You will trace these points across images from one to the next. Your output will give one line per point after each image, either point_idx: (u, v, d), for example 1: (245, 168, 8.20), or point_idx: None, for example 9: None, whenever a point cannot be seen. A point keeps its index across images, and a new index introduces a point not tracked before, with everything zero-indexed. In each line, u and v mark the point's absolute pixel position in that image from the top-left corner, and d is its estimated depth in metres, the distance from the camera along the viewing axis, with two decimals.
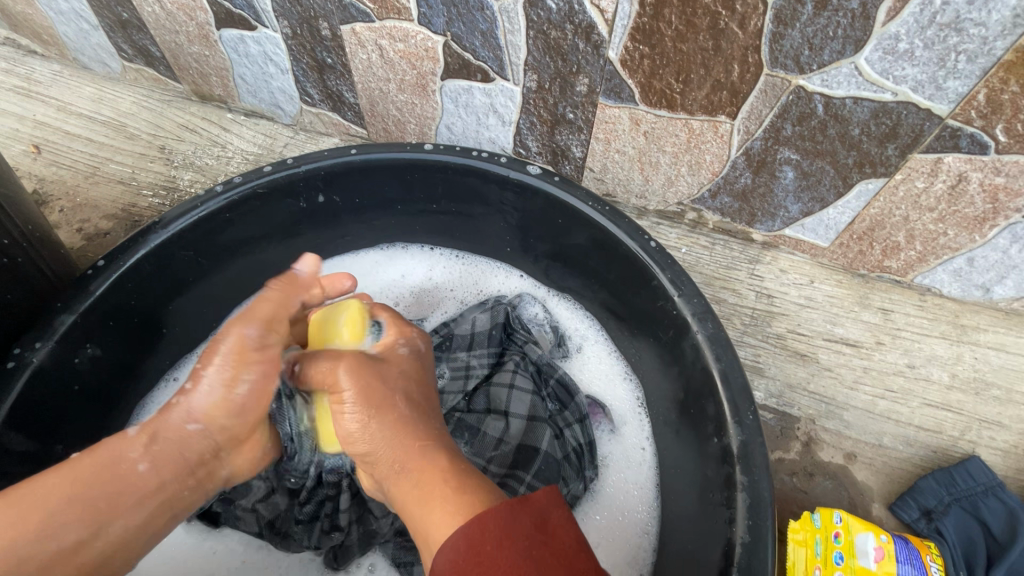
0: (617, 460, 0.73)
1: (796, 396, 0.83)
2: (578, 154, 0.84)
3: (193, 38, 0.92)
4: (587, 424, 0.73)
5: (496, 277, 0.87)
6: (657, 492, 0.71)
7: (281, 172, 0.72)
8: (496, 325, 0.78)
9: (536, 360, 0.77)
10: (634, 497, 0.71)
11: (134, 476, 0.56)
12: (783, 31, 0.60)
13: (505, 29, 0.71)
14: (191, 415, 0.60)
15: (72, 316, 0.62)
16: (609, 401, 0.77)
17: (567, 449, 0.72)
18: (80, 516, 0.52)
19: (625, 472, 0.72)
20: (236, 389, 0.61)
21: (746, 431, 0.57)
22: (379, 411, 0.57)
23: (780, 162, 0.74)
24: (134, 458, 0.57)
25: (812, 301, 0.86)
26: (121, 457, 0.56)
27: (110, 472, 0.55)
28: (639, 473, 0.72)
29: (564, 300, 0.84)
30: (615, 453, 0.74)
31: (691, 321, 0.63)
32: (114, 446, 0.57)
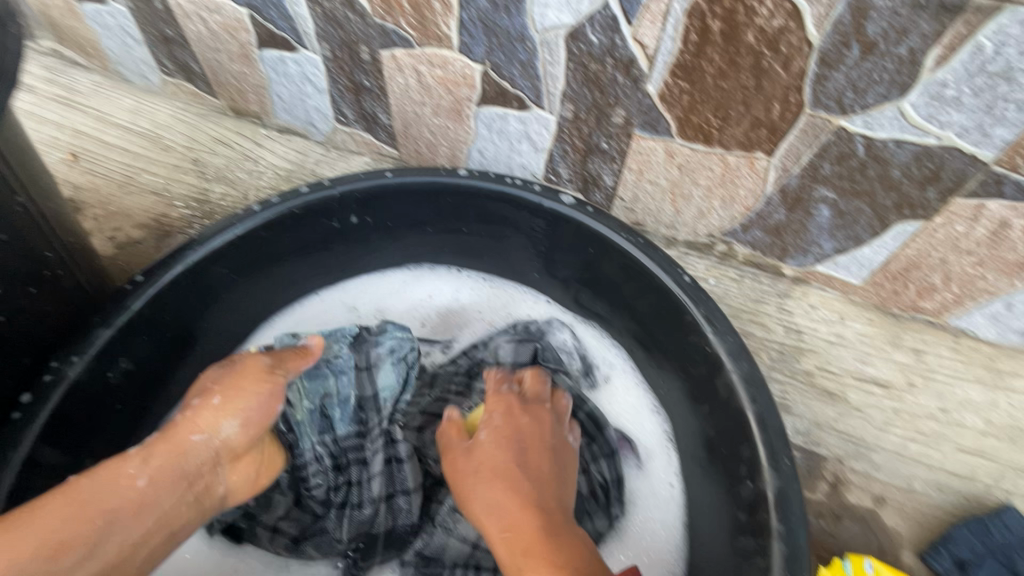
0: (643, 497, 0.72)
1: (824, 435, 0.82)
2: (609, 184, 0.85)
3: (234, 57, 0.94)
4: (615, 459, 0.71)
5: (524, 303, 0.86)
6: (683, 533, 0.70)
7: (317, 193, 0.73)
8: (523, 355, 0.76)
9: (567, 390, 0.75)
10: (660, 537, 0.70)
11: (132, 491, 0.52)
12: (827, 73, 0.60)
13: (545, 60, 0.71)
14: (196, 425, 0.60)
15: (109, 330, 0.62)
16: (636, 435, 0.76)
17: (593, 486, 0.69)
18: (74, 531, 0.47)
19: (651, 508, 0.71)
20: (235, 411, 0.62)
21: (782, 476, 0.56)
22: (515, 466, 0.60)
23: (816, 200, 0.73)
24: (133, 474, 0.54)
25: (843, 338, 0.85)
26: (121, 473, 0.53)
27: (113, 483, 0.52)
28: (666, 512, 0.71)
29: (592, 329, 0.83)
30: (642, 490, 0.72)
31: (725, 360, 0.62)
32: (112, 465, 0.53)
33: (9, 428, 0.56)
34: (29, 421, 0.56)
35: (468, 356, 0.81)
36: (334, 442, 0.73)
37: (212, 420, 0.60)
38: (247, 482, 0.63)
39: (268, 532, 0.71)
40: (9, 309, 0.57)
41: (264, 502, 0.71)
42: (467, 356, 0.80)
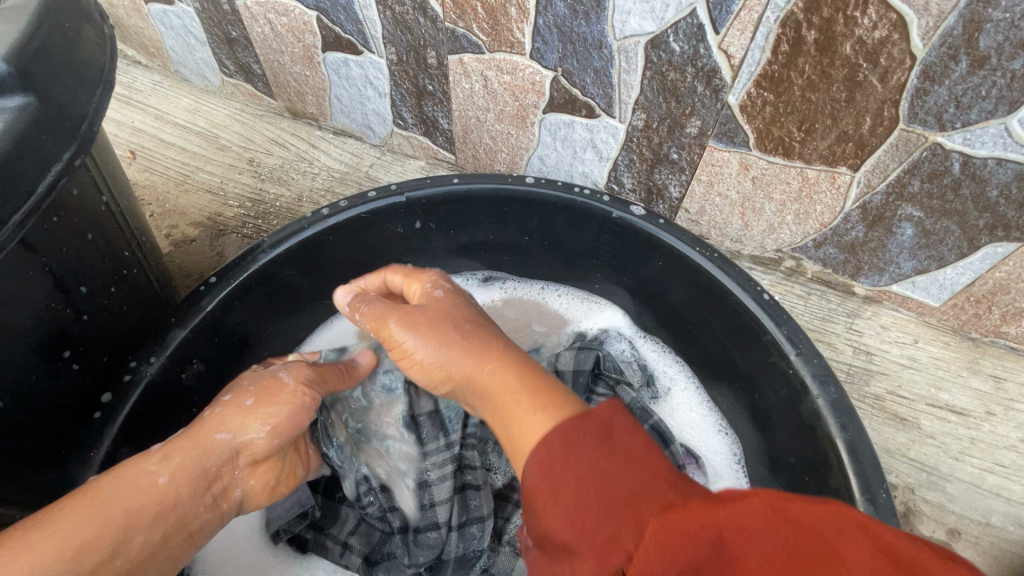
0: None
1: (894, 462, 0.78)
2: (675, 195, 0.82)
3: (297, 59, 0.94)
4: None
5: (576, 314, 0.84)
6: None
7: (385, 198, 0.72)
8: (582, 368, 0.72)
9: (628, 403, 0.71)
10: None
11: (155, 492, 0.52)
12: (929, 88, 0.57)
13: (621, 68, 0.70)
14: (222, 424, 0.58)
15: (184, 331, 0.62)
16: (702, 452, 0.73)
17: None
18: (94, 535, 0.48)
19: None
20: (252, 425, 0.58)
21: (880, 511, 0.52)
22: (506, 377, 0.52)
23: (900, 219, 0.70)
24: (154, 471, 0.53)
25: (916, 362, 0.82)
26: (142, 471, 0.52)
27: (137, 486, 0.51)
28: None
29: (651, 343, 0.81)
30: None
31: (811, 384, 0.60)
32: (136, 462, 0.53)
33: (90, 427, 0.56)
34: (110, 420, 0.56)
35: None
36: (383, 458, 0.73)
37: (236, 420, 0.58)
38: (268, 484, 0.61)
39: (336, 546, 0.69)
40: (93, 309, 0.57)
41: (330, 511, 0.72)
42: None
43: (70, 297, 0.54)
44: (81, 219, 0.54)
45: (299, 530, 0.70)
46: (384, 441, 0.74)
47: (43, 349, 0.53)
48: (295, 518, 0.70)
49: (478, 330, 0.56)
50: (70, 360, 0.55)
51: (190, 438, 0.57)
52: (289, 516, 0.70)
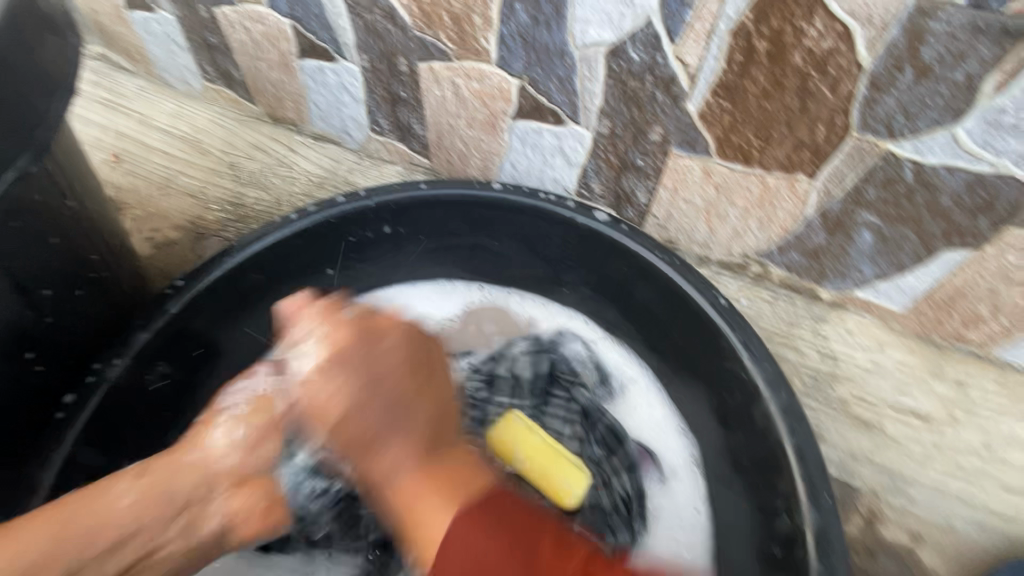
0: (665, 515, 0.70)
1: (858, 466, 0.79)
2: (643, 200, 0.83)
3: (275, 65, 0.96)
4: (635, 474, 0.71)
5: (544, 316, 0.83)
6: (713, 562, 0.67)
7: (353, 203, 0.73)
8: (538, 373, 0.77)
9: (584, 403, 0.75)
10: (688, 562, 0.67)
11: (116, 515, 0.52)
12: (877, 97, 0.58)
13: (584, 76, 0.71)
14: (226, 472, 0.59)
15: (149, 333, 0.63)
16: (661, 452, 0.73)
17: (613, 500, 0.69)
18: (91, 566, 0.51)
19: (674, 528, 0.69)
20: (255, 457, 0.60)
21: (823, 514, 0.55)
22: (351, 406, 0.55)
23: (859, 225, 0.71)
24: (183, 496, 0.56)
25: (881, 366, 0.82)
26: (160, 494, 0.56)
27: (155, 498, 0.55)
28: (693, 536, 0.69)
29: (617, 345, 0.80)
30: (665, 507, 0.70)
31: (763, 388, 0.61)
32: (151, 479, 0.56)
33: (53, 426, 0.58)
34: (72, 420, 0.58)
35: (483, 372, 0.78)
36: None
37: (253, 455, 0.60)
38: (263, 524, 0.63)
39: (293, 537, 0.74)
40: (57, 311, 0.59)
41: None
42: (481, 373, 0.78)
43: (33, 300, 0.56)
44: (44, 224, 0.56)
45: None
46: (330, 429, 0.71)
47: (5, 350, 0.54)
48: None
49: (361, 369, 0.55)
50: (33, 361, 0.57)
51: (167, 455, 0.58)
52: None
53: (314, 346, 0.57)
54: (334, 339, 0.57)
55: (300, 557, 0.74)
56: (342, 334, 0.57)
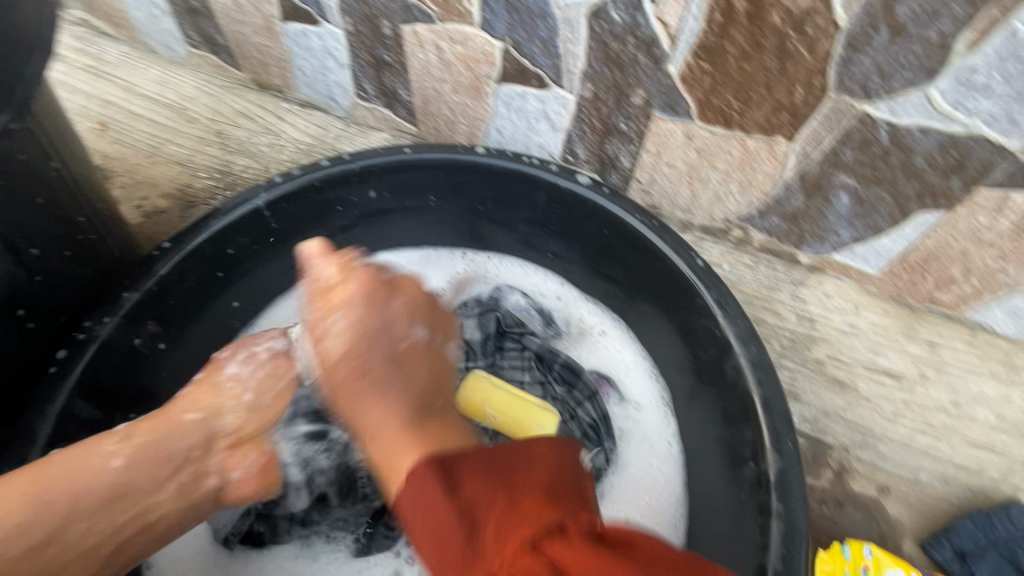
0: (632, 434, 0.76)
1: (830, 423, 0.82)
2: (626, 165, 0.84)
3: (258, 29, 0.95)
4: (597, 400, 0.76)
5: (519, 275, 0.87)
6: (685, 475, 0.73)
7: (337, 167, 0.74)
8: (488, 334, 0.80)
9: (537, 349, 0.79)
10: (662, 484, 0.73)
11: (105, 474, 0.57)
12: (853, 56, 0.58)
13: (566, 37, 0.71)
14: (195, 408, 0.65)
15: (137, 293, 0.65)
16: (626, 387, 0.79)
17: (583, 428, 0.74)
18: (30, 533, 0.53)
19: (645, 454, 0.75)
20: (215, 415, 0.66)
21: (786, 459, 0.58)
22: (394, 386, 0.60)
23: (836, 187, 0.72)
24: (108, 453, 0.58)
25: (856, 328, 0.85)
26: (98, 450, 0.58)
27: (87, 472, 0.57)
28: (665, 462, 0.75)
29: (583, 299, 0.85)
30: (634, 433, 0.77)
31: (734, 343, 0.63)
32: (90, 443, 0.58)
33: (47, 382, 0.60)
34: (66, 375, 0.60)
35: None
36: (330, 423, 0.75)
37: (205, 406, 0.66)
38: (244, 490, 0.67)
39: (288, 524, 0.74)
40: (47, 271, 0.60)
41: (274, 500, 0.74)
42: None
43: (21, 258, 0.57)
44: (31, 184, 0.57)
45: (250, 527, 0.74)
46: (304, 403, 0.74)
47: None
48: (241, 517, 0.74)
49: (368, 315, 0.63)
50: (24, 319, 0.59)
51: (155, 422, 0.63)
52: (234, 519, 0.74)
53: (326, 294, 0.65)
54: (333, 294, 0.65)
55: (297, 544, 0.75)
56: (325, 263, 0.66)
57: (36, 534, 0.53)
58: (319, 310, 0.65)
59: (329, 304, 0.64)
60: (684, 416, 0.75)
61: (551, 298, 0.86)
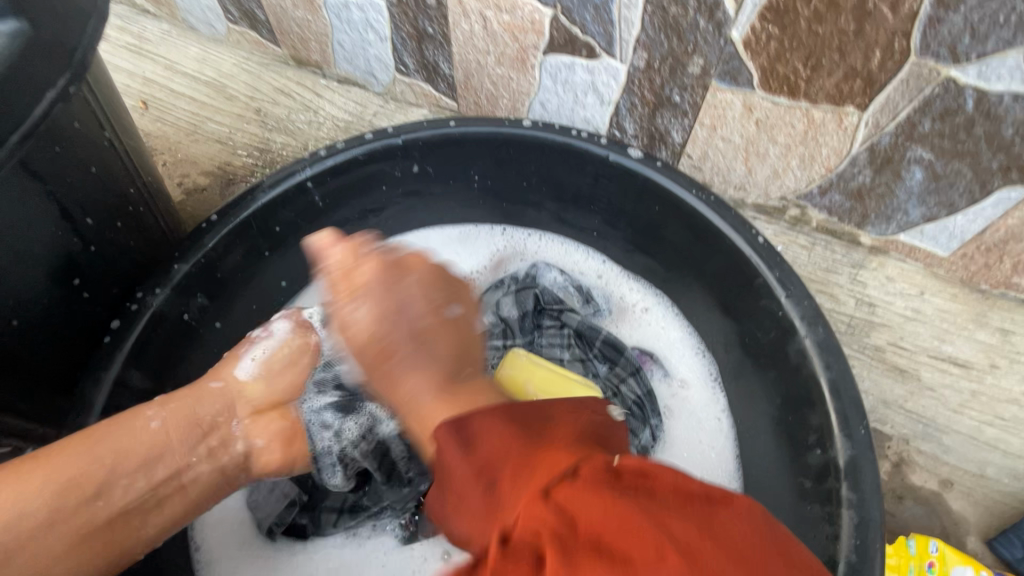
0: (678, 410, 0.75)
1: (889, 413, 0.78)
2: (677, 140, 0.81)
3: (298, 3, 0.94)
4: (641, 376, 0.74)
5: (558, 253, 0.85)
6: (737, 451, 0.71)
7: (382, 141, 0.72)
8: (526, 312, 0.78)
9: (577, 326, 0.77)
10: (711, 459, 0.72)
11: (147, 436, 0.58)
12: (942, 15, 0.54)
13: (621, 2, 0.67)
14: (216, 372, 0.65)
15: (187, 266, 0.65)
16: (671, 364, 0.77)
17: (628, 404, 0.72)
18: (79, 473, 0.54)
19: (694, 430, 0.73)
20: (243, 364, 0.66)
21: (857, 446, 0.55)
22: (388, 318, 0.59)
23: (909, 162, 0.68)
24: (149, 416, 0.59)
25: (921, 313, 0.80)
26: (137, 413, 0.59)
27: (129, 442, 0.57)
28: (715, 438, 0.73)
29: (625, 277, 0.82)
30: (680, 409, 0.75)
31: (799, 325, 0.60)
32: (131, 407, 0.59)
33: (102, 352, 0.60)
34: (120, 345, 0.60)
35: None
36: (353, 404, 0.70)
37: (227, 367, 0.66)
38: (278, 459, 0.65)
39: (334, 514, 0.72)
40: (101, 241, 0.60)
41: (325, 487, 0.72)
42: None
43: (78, 227, 0.57)
44: (85, 153, 0.56)
45: (294, 519, 0.72)
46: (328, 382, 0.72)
47: (53, 276, 0.56)
48: (284, 509, 0.71)
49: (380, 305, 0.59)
50: (81, 288, 0.58)
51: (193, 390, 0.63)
52: (277, 510, 0.71)
53: (339, 282, 0.61)
54: (355, 276, 0.61)
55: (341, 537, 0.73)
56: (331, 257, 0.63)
57: (84, 487, 0.54)
58: (338, 297, 0.61)
59: (348, 292, 0.60)
60: (736, 398, 0.72)
61: (591, 276, 0.83)
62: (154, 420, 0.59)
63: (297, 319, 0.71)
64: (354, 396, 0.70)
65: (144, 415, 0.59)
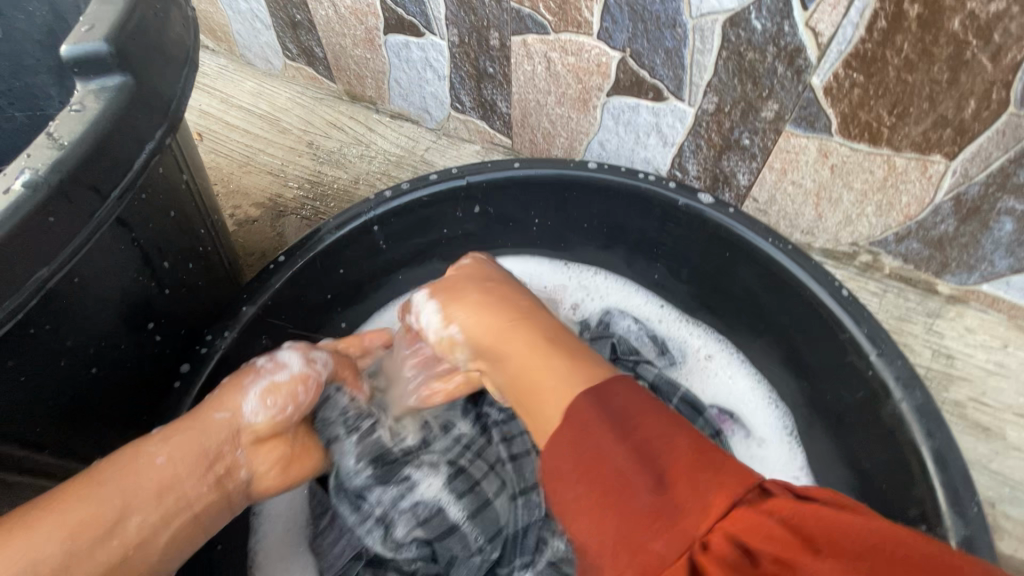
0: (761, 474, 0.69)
1: (974, 473, 0.72)
2: (743, 182, 0.79)
3: (358, 42, 0.95)
4: (721, 438, 0.68)
5: (622, 296, 0.83)
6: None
7: (446, 182, 0.72)
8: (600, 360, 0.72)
9: (653, 379, 0.71)
10: None
11: (151, 473, 0.52)
12: None
13: (695, 48, 0.66)
14: (221, 403, 0.57)
15: (254, 307, 0.64)
16: (750, 421, 0.73)
17: None
18: (92, 514, 0.49)
19: None
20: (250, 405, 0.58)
21: (970, 526, 0.50)
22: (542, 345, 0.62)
23: (999, 212, 0.65)
24: (152, 452, 0.53)
25: (1004, 368, 0.75)
26: (141, 451, 0.53)
27: (132, 475, 0.52)
28: None
29: (692, 322, 0.80)
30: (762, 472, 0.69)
31: (893, 387, 0.57)
32: (136, 445, 0.54)
33: (171, 396, 0.59)
34: (188, 389, 0.59)
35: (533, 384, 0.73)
36: (392, 467, 0.65)
37: (231, 399, 0.58)
38: (274, 467, 0.59)
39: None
40: (173, 283, 0.60)
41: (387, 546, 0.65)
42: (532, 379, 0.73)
43: (154, 271, 0.57)
44: (165, 198, 0.57)
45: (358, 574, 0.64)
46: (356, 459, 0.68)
47: (130, 321, 0.55)
48: (350, 562, 0.65)
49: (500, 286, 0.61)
50: (153, 331, 0.58)
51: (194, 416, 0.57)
52: (341, 562, 0.65)
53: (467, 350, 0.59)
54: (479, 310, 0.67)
55: None
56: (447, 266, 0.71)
57: (96, 528, 0.49)
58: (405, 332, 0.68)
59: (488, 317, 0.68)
60: (815, 456, 0.68)
61: (659, 323, 0.80)
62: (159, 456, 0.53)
63: (301, 349, 0.63)
64: (391, 465, 0.65)
65: (150, 443, 0.53)
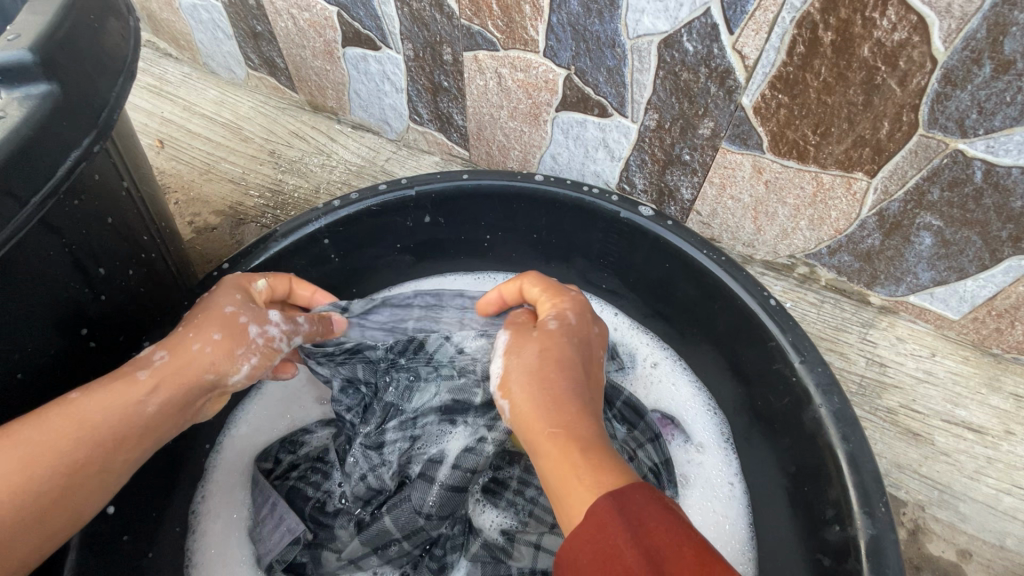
0: (697, 478, 0.71)
1: (904, 477, 0.74)
2: (686, 197, 0.81)
3: (318, 54, 0.97)
4: (660, 443, 0.69)
5: None
6: (752, 519, 0.69)
7: (395, 192, 0.73)
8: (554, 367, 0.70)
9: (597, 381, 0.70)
10: (726, 530, 0.68)
11: (134, 416, 0.50)
12: (950, 92, 0.55)
13: (634, 67, 0.69)
14: (213, 366, 0.54)
15: (194, 314, 0.63)
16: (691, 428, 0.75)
17: (644, 471, 0.66)
18: (78, 458, 0.47)
19: (710, 498, 0.70)
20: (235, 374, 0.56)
21: (878, 525, 0.53)
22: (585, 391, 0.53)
23: (918, 227, 0.69)
24: (139, 394, 0.51)
25: (933, 375, 0.79)
26: (125, 400, 0.50)
27: (118, 412, 0.50)
28: (729, 507, 0.69)
29: (641, 330, 0.82)
30: (696, 475, 0.71)
31: (814, 393, 0.60)
32: (118, 387, 0.51)
33: None
34: None
35: None
36: (384, 407, 0.68)
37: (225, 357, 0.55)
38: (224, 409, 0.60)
39: (336, 556, 0.65)
40: (111, 289, 0.60)
41: (328, 531, 0.65)
42: None
43: (89, 277, 0.57)
44: (102, 204, 0.57)
45: (295, 557, 0.65)
46: (313, 434, 0.72)
47: (61, 326, 0.55)
48: (288, 546, 0.64)
49: (566, 357, 0.53)
50: (87, 337, 0.58)
51: (177, 360, 0.53)
52: (279, 548, 0.64)
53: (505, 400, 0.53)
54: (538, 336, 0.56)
55: None
56: (496, 302, 0.65)
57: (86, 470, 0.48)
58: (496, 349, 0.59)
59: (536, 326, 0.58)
60: (751, 461, 0.70)
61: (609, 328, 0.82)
62: (141, 400, 0.51)
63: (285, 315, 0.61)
64: (387, 411, 0.68)
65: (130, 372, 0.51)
